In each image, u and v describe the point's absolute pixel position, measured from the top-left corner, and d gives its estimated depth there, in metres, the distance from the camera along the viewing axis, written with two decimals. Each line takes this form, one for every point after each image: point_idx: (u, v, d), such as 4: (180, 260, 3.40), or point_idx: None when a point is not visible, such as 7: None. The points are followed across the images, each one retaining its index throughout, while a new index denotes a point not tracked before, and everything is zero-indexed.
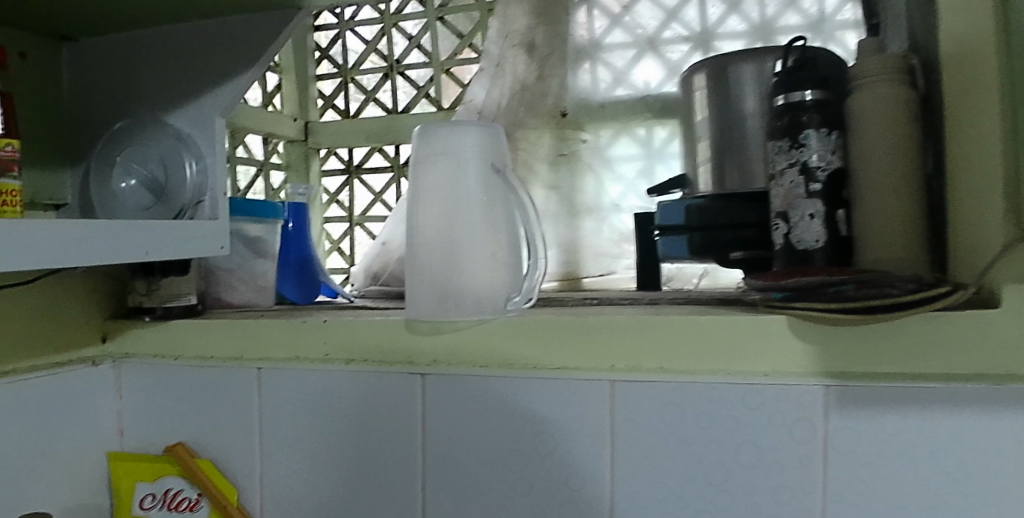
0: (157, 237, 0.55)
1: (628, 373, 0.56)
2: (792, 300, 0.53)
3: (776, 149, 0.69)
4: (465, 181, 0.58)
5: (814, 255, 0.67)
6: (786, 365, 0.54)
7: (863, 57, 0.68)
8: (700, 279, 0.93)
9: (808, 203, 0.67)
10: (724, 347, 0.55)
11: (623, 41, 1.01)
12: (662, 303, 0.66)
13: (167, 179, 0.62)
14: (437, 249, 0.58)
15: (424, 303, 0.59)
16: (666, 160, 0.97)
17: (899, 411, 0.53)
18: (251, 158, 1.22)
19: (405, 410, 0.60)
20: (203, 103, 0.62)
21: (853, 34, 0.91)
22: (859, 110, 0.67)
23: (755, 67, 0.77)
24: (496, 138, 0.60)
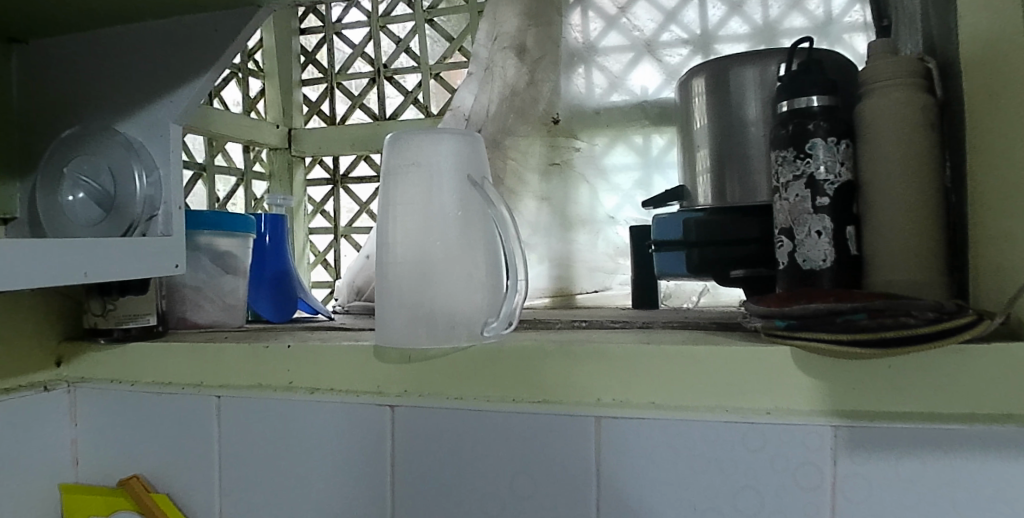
0: (102, 255, 0.50)
1: (615, 408, 0.51)
2: (798, 329, 0.48)
3: (781, 160, 0.63)
4: (439, 194, 0.53)
5: (821, 276, 0.62)
6: (790, 402, 0.50)
7: (874, 60, 0.63)
8: (699, 297, 0.88)
9: (815, 219, 0.61)
10: (718, 380, 0.50)
11: (618, 44, 0.96)
12: (655, 327, 0.61)
13: (116, 191, 0.59)
14: (408, 268, 0.53)
15: (395, 327, 0.54)
16: (664, 169, 0.92)
17: (915, 455, 0.48)
18: (230, 166, 1.19)
19: (375, 445, 0.56)
20: (158, 111, 0.60)
21: (862, 37, 0.84)
22: (871, 118, 0.62)
23: (757, 71, 0.71)
24: (474, 146, 0.56)
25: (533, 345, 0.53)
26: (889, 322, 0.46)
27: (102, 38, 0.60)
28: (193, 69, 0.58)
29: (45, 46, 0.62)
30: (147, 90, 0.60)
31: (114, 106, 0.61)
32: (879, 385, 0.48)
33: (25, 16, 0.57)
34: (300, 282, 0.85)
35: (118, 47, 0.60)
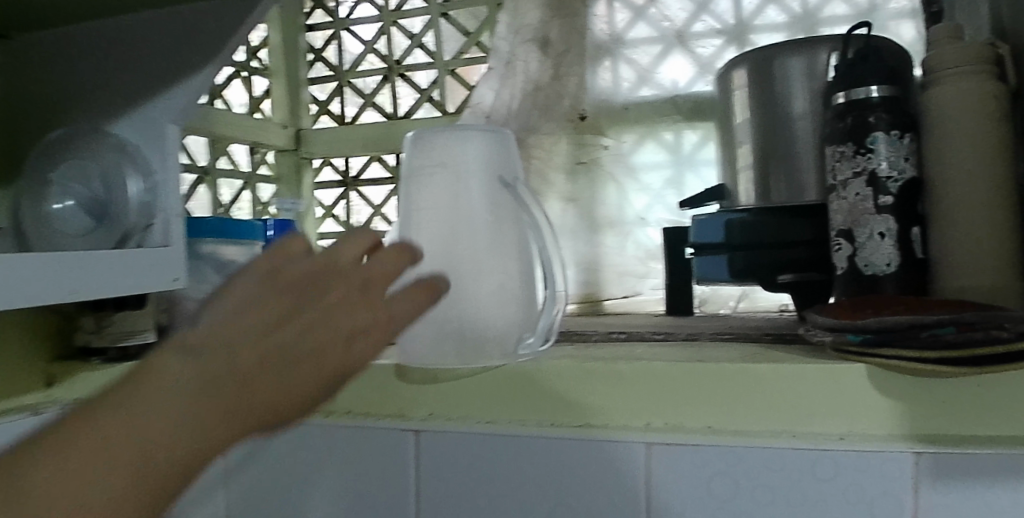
0: (90, 267, 0.46)
1: (666, 433, 0.46)
2: (877, 345, 0.42)
3: (837, 156, 0.58)
4: (467, 197, 0.48)
5: (883, 282, 0.56)
6: (863, 425, 0.44)
7: (940, 45, 0.58)
8: (738, 302, 0.82)
9: (877, 220, 0.56)
10: (782, 402, 0.45)
11: (647, 36, 0.90)
12: (702, 339, 0.55)
13: (109, 198, 0.55)
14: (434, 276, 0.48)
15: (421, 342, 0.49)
16: (697, 167, 0.87)
17: (1012, 484, 0.42)
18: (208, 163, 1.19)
19: (396, 471, 0.52)
20: (155, 109, 0.56)
21: (910, 25, 0.80)
22: (939, 109, 0.56)
23: (804, 60, 0.66)
24: (504, 144, 0.50)
25: (570, 364, 0.48)
26: (980, 335, 0.40)
27: (93, 31, 0.55)
28: (190, 63, 0.53)
29: (32, 42, 0.58)
30: (146, 88, 0.55)
31: (112, 107, 0.57)
32: (969, 408, 0.43)
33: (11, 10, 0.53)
34: None
35: (113, 41, 0.55)
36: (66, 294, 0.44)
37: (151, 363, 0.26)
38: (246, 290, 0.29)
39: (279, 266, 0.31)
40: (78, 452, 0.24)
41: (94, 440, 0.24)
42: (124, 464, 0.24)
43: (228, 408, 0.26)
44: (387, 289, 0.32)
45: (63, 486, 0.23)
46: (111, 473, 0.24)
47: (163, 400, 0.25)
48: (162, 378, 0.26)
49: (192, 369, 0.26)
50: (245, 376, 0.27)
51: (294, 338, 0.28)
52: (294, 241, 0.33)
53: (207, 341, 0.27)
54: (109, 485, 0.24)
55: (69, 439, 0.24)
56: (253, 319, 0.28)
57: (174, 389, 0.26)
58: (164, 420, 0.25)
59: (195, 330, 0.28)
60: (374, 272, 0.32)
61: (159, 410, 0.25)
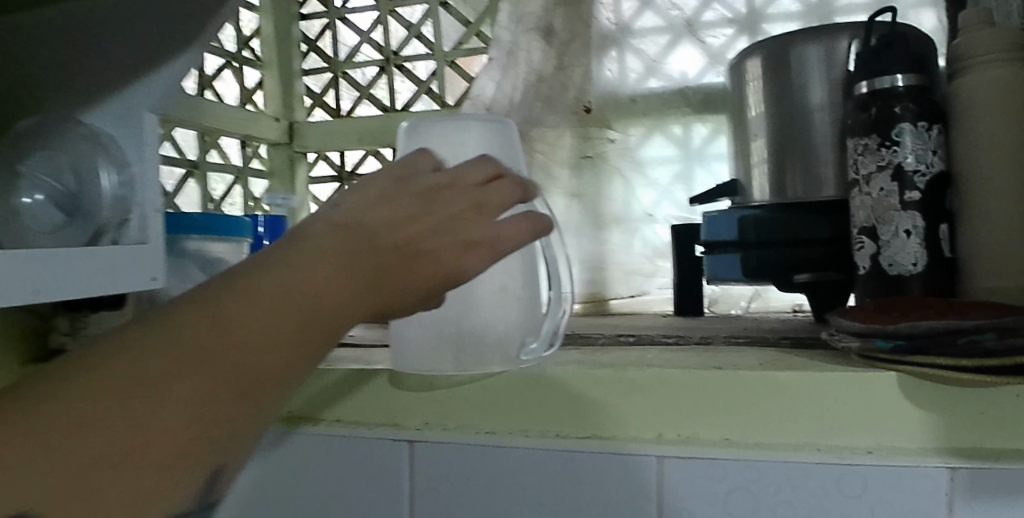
0: (59, 264, 0.44)
1: (679, 445, 0.43)
2: (909, 353, 0.39)
3: (860, 149, 0.55)
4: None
5: (909, 283, 0.53)
6: (892, 438, 0.41)
7: (969, 31, 0.54)
8: (750, 303, 0.79)
9: (903, 216, 0.52)
10: (804, 414, 0.41)
11: (655, 25, 0.87)
12: (716, 343, 0.52)
13: (81, 191, 0.54)
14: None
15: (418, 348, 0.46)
16: (707, 162, 0.84)
17: None
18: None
19: (389, 483, 0.48)
20: (131, 98, 0.54)
21: (932, 13, 0.76)
22: (970, 99, 0.52)
23: (823, 48, 0.63)
24: (505, 137, 0.47)
25: (580, 371, 0.45)
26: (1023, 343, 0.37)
27: (73, 12, 0.53)
28: (172, 46, 0.51)
29: (9, 29, 0.55)
30: (127, 74, 0.53)
31: (93, 96, 0.55)
32: (1011, 423, 0.39)
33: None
34: None
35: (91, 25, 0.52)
36: (33, 292, 0.42)
37: (269, 264, 0.28)
38: (363, 199, 0.31)
39: (395, 180, 0.32)
40: (180, 353, 0.26)
41: (197, 347, 0.27)
42: (227, 369, 0.27)
43: (353, 297, 0.29)
44: (481, 214, 0.31)
45: (175, 389, 0.26)
46: (222, 378, 0.27)
47: (267, 307, 0.27)
48: (267, 288, 0.28)
49: (307, 268, 0.28)
50: (365, 273, 0.29)
51: (414, 242, 0.30)
52: (417, 155, 0.34)
53: (325, 249, 0.29)
54: (214, 386, 0.26)
55: (175, 346, 0.26)
56: (371, 232, 0.29)
57: (273, 296, 0.28)
58: (271, 321, 0.27)
59: (329, 214, 0.30)
60: (474, 196, 0.31)
61: (261, 318, 0.27)
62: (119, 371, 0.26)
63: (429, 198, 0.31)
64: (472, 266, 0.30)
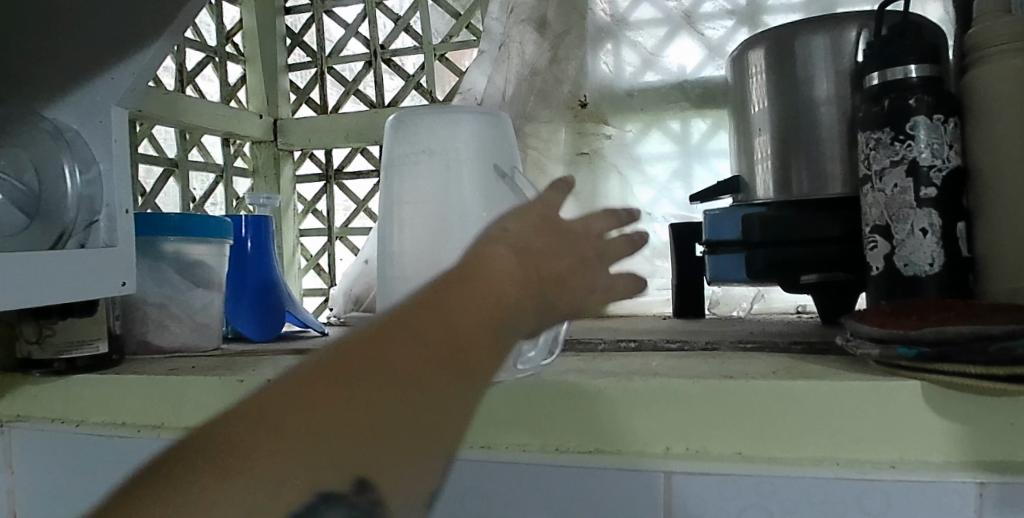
0: (18, 269, 0.41)
1: (689, 460, 0.40)
2: (935, 360, 0.37)
3: (872, 143, 0.52)
4: (459, 190, 0.42)
5: (926, 283, 0.50)
6: (917, 452, 0.38)
7: (985, 20, 0.52)
8: (752, 304, 0.76)
9: (919, 214, 0.50)
10: (823, 426, 0.39)
11: (652, 17, 0.84)
12: (723, 349, 0.49)
13: (43, 190, 0.50)
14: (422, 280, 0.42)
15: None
16: (706, 159, 0.81)
17: None
18: (159, 156, 1.17)
19: None
20: (97, 91, 0.51)
21: (938, 4, 0.74)
22: (988, 90, 0.50)
23: (829, 39, 0.60)
24: (500, 131, 0.44)
25: (582, 381, 0.41)
26: None
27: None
28: (152, 27, 0.49)
29: None
30: (96, 65, 0.51)
31: (59, 87, 0.52)
32: None
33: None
34: (289, 293, 0.74)
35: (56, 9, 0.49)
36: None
37: (468, 288, 0.31)
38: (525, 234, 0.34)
39: (544, 222, 0.35)
40: (422, 365, 0.28)
41: (435, 360, 0.29)
42: (468, 372, 0.29)
43: (531, 319, 0.33)
44: (605, 263, 0.36)
45: (429, 396, 0.28)
46: (467, 382, 0.29)
47: (483, 321, 0.30)
48: (479, 305, 0.31)
49: (505, 291, 0.32)
50: (537, 303, 0.33)
51: (565, 283, 0.34)
52: (550, 192, 0.36)
53: (511, 281, 0.32)
54: (462, 388, 0.29)
55: (416, 360, 0.29)
56: (538, 268, 0.33)
57: (486, 312, 0.31)
58: (491, 333, 0.31)
59: (501, 248, 0.33)
60: (599, 248, 0.36)
61: (480, 333, 0.30)
62: (376, 388, 0.28)
63: (569, 238, 0.35)
64: (595, 304, 0.36)
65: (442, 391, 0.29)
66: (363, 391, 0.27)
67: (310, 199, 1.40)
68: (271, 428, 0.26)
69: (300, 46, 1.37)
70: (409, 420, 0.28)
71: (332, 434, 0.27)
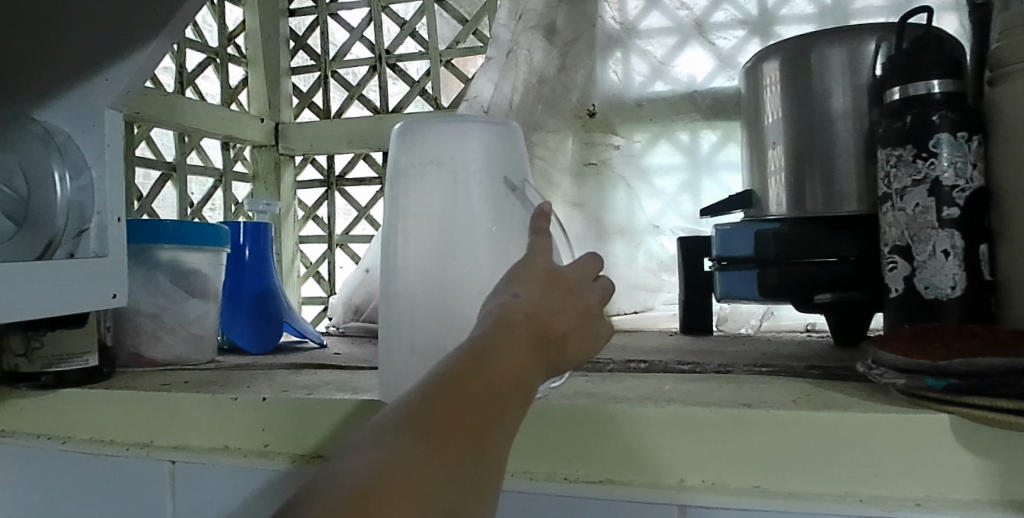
0: (0, 284, 0.39)
1: (704, 493, 0.38)
2: (964, 392, 0.35)
3: (893, 160, 0.50)
4: (466, 204, 0.40)
5: (946, 308, 0.48)
6: (944, 490, 0.36)
7: (1011, 35, 0.50)
8: (761, 321, 0.75)
9: (941, 235, 0.48)
10: (844, 460, 0.37)
11: (662, 26, 0.82)
12: (737, 372, 0.47)
13: (32, 196, 0.49)
14: (424, 296, 0.40)
15: (407, 372, 0.41)
16: (716, 171, 0.80)
17: None
18: (157, 159, 1.15)
19: None
20: (89, 93, 0.50)
21: (953, 17, 0.73)
22: (1013, 107, 0.48)
23: (848, 51, 0.59)
24: (510, 143, 0.42)
25: (592, 407, 0.40)
26: None
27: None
28: (149, 27, 0.48)
29: None
30: (90, 66, 0.50)
31: (49, 88, 0.50)
32: None
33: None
34: (287, 303, 0.72)
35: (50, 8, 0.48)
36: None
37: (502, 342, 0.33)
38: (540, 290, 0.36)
39: (552, 273, 0.37)
40: (492, 414, 0.30)
41: (487, 412, 0.30)
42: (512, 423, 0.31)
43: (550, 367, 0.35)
44: (602, 303, 0.38)
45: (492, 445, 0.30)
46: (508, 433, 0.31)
47: (520, 373, 0.33)
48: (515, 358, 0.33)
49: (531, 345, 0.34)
50: (552, 354, 0.35)
51: (575, 329, 0.36)
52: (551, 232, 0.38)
53: (533, 333, 0.34)
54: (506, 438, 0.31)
55: (475, 415, 0.30)
56: (556, 316, 0.36)
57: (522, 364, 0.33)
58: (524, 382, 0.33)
59: (523, 303, 0.35)
60: (596, 291, 0.38)
61: (516, 381, 0.32)
62: (458, 453, 0.28)
63: (574, 288, 0.37)
64: (595, 349, 0.37)
65: (497, 443, 0.30)
66: (452, 455, 0.28)
67: (312, 205, 1.39)
68: (386, 502, 0.26)
69: (303, 49, 1.35)
70: (485, 469, 0.29)
71: (434, 500, 0.27)
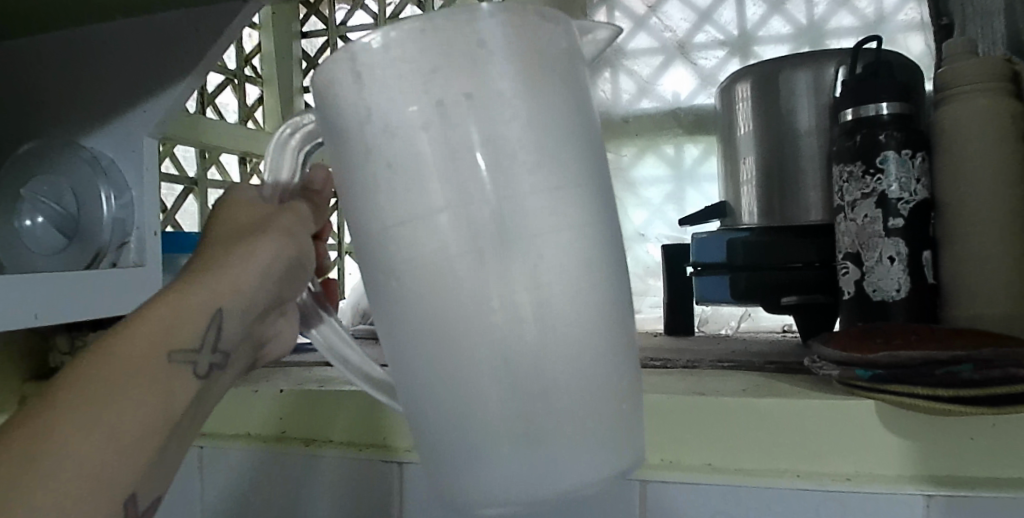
0: (48, 293, 0.45)
1: (663, 471, 0.44)
2: (887, 381, 0.40)
3: (845, 175, 0.56)
4: (410, 175, 0.27)
5: (894, 308, 0.54)
6: (871, 467, 0.41)
7: (956, 62, 0.56)
8: (740, 322, 0.80)
9: (887, 243, 0.53)
10: (787, 440, 0.42)
11: (648, 46, 0.91)
12: (702, 367, 0.52)
13: (82, 215, 0.55)
14: (443, 361, 0.28)
15: (517, 468, 0.28)
16: (699, 182, 0.85)
17: None
18: (181, 175, 1.03)
19: (382, 500, 0.50)
20: (127, 123, 0.56)
21: (920, 37, 0.78)
22: (953, 129, 0.54)
23: (812, 74, 0.64)
24: (481, 51, 0.26)
25: None
26: (998, 375, 0.39)
27: (91, 31, 0.56)
28: (183, 59, 0.54)
29: (22, 53, 0.59)
30: (127, 96, 0.56)
31: (94, 116, 0.57)
32: (987, 450, 0.40)
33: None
34: None
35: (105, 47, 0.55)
36: (64, 311, 0.46)
37: (170, 313, 0.36)
38: (158, 306, 0.36)
39: (253, 220, 0.39)
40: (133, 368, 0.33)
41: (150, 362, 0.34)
42: (126, 453, 0.32)
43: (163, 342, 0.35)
44: (259, 271, 0.38)
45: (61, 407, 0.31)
46: (140, 410, 0.33)
47: (93, 388, 0.32)
48: (92, 376, 0.32)
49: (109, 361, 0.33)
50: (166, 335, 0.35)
51: (233, 249, 0.37)
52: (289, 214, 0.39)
53: (213, 289, 0.37)
54: (129, 474, 0.33)
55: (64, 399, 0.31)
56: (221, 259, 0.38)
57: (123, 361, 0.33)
58: (167, 389, 0.34)
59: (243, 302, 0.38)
60: (274, 216, 0.39)
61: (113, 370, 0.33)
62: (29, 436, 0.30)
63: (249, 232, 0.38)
64: (224, 289, 0.37)
65: (13, 491, 0.29)
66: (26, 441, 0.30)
67: None
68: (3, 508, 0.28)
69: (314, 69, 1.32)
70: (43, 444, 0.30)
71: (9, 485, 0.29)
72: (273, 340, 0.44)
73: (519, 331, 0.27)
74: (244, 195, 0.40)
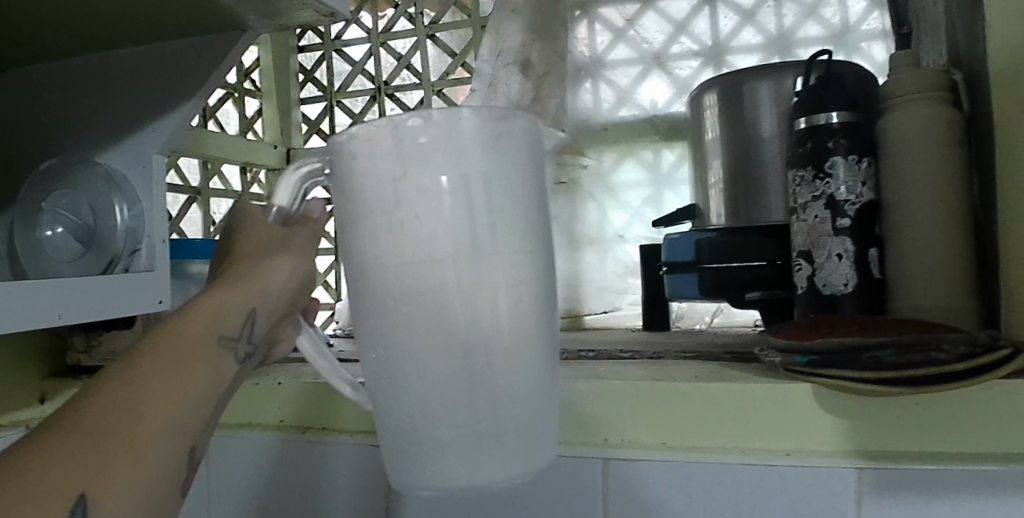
0: (73, 296, 0.50)
1: (621, 450, 0.49)
2: (820, 365, 0.45)
3: (798, 180, 0.60)
4: (409, 204, 0.34)
5: (842, 301, 0.58)
6: (810, 443, 0.46)
7: (898, 73, 0.60)
8: (713, 317, 0.85)
9: (835, 241, 0.58)
10: (734, 420, 0.47)
11: (626, 57, 0.96)
12: (666, 358, 0.57)
13: (98, 224, 0.60)
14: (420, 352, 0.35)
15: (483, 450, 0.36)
16: (676, 186, 0.92)
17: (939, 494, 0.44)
18: (185, 184, 1.09)
19: (371, 479, 0.55)
20: (138, 141, 0.61)
21: (882, 45, 0.83)
22: (892, 135, 0.58)
23: (772, 84, 0.69)
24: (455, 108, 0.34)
25: None
26: (919, 357, 0.43)
27: (105, 57, 0.61)
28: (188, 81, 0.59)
29: (43, 78, 0.64)
30: (138, 116, 0.61)
31: (109, 134, 0.62)
32: (912, 426, 0.44)
33: (17, 39, 0.58)
34: None
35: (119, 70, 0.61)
36: (84, 312, 0.51)
37: (208, 306, 0.41)
38: (207, 298, 0.41)
39: (269, 236, 0.44)
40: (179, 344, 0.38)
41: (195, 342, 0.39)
42: (192, 421, 0.37)
43: (207, 326, 0.40)
44: (281, 279, 0.43)
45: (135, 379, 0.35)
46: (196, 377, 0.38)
47: (166, 358, 0.37)
48: (158, 349, 0.37)
49: (174, 339, 0.38)
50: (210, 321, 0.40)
51: (255, 260, 0.43)
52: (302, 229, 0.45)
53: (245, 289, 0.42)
54: (193, 438, 0.37)
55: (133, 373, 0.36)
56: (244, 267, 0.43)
57: (174, 339, 0.38)
58: (218, 368, 0.40)
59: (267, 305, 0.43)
60: (289, 235, 0.45)
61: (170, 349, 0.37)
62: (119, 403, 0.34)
63: (268, 247, 0.44)
64: (253, 290, 0.42)
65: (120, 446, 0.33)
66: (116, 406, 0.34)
67: None
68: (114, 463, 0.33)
69: (312, 81, 1.30)
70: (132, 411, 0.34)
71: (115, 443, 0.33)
72: (280, 343, 0.48)
73: (477, 329, 0.35)
74: (253, 212, 0.45)
